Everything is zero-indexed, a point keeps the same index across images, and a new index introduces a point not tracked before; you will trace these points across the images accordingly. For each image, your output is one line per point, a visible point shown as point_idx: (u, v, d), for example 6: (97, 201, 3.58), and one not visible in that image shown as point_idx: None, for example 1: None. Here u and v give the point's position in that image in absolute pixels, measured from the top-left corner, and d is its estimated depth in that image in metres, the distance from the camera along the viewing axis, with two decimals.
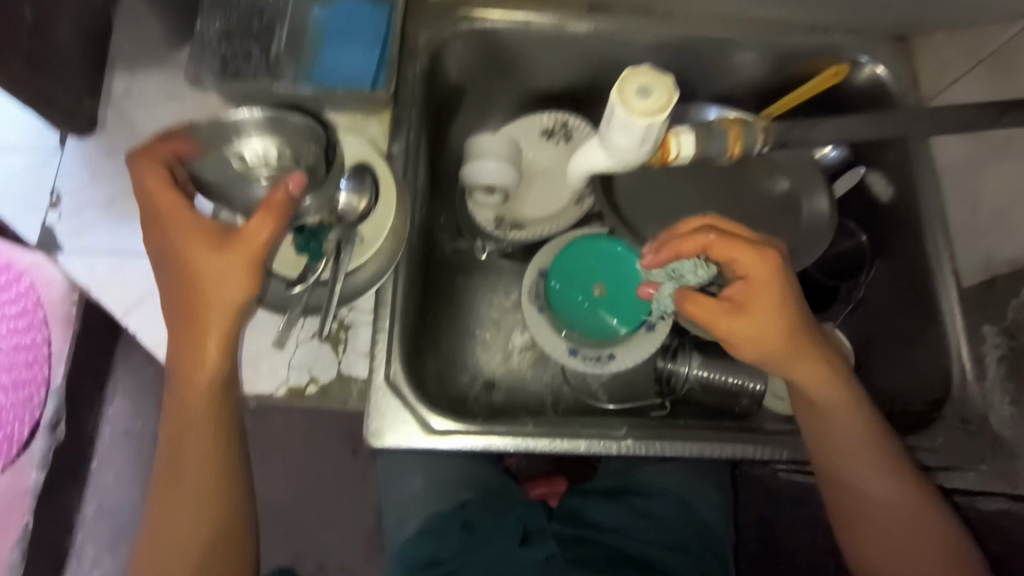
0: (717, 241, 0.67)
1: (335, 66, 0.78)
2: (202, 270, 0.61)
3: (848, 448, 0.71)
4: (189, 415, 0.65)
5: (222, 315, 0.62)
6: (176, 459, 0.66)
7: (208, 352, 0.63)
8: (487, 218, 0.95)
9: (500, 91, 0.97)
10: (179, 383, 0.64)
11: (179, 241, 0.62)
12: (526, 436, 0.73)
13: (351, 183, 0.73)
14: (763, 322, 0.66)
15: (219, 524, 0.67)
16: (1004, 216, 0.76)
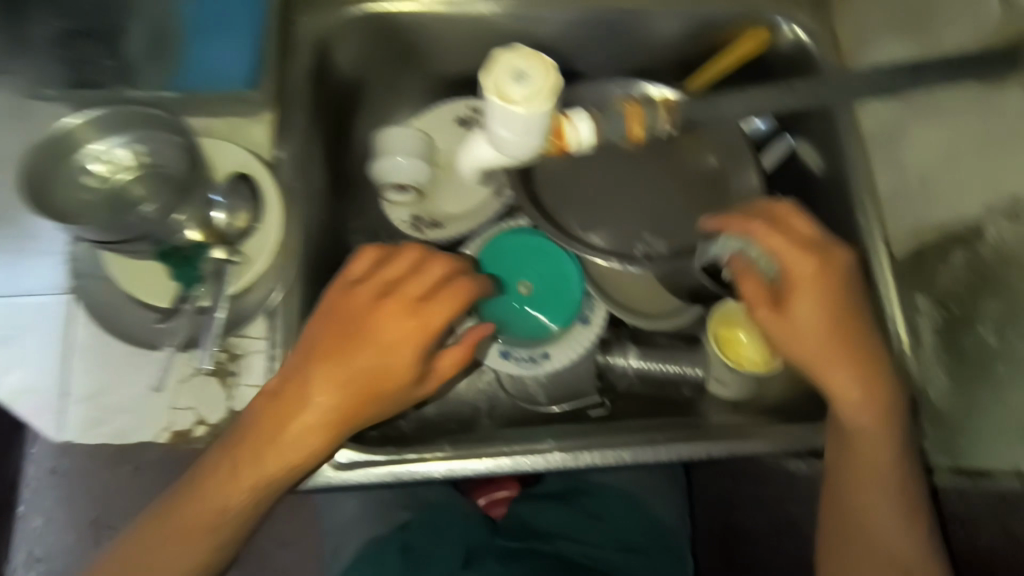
0: (761, 232, 0.67)
1: (206, 66, 0.70)
2: (387, 379, 0.61)
3: (860, 466, 0.66)
4: (228, 487, 0.60)
5: (338, 423, 0.61)
6: (195, 506, 0.61)
7: (316, 442, 0.61)
8: (402, 218, 0.88)
9: (404, 79, 0.88)
10: (257, 439, 0.60)
11: (382, 334, 0.62)
12: (443, 459, 0.73)
13: (226, 196, 0.65)
14: (803, 323, 0.65)
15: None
16: (928, 181, 0.69)
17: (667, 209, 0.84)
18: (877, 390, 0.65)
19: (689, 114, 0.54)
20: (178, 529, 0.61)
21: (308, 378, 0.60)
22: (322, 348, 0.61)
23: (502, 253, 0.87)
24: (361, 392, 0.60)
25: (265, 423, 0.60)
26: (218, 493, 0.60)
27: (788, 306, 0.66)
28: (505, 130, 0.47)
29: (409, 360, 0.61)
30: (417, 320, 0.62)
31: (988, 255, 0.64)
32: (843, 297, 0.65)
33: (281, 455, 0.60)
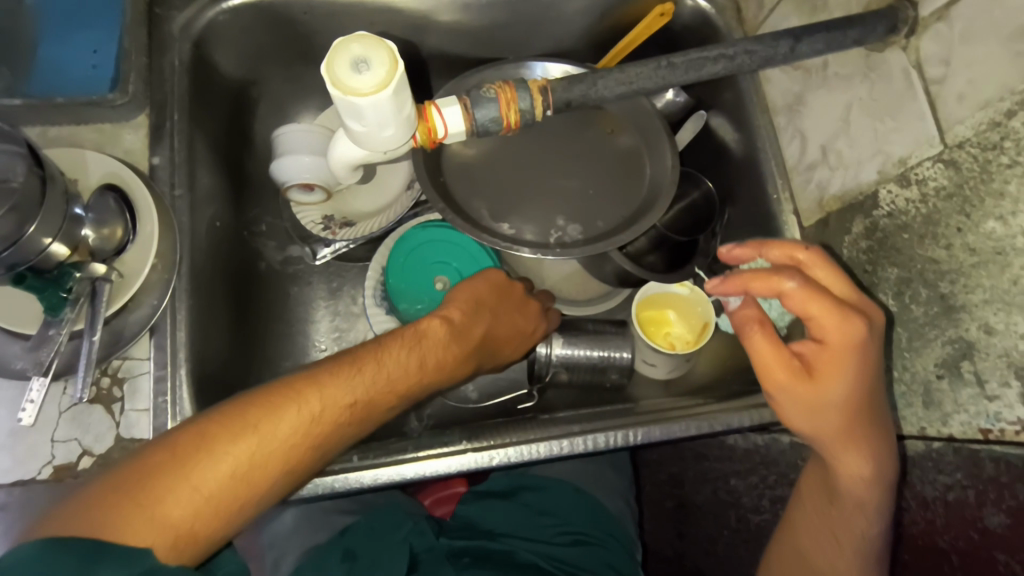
0: (796, 291, 0.53)
1: (60, 67, 0.67)
2: (505, 343, 0.78)
3: (829, 523, 0.64)
4: (328, 411, 0.59)
5: (447, 369, 0.69)
6: (284, 409, 0.57)
7: (440, 375, 0.69)
8: (313, 219, 0.84)
9: (303, 74, 0.84)
10: (387, 367, 0.64)
11: (531, 322, 0.79)
12: (346, 469, 0.69)
13: (91, 209, 0.60)
14: (834, 397, 0.54)
15: (254, 494, 0.54)
16: (828, 150, 0.68)
17: (583, 192, 0.81)
18: (885, 472, 0.59)
19: (564, 96, 0.52)
20: (264, 431, 0.55)
21: (462, 330, 0.71)
22: (504, 305, 0.76)
23: (416, 250, 0.84)
24: (478, 348, 0.73)
25: (392, 355, 0.65)
26: (330, 404, 0.59)
27: (816, 372, 0.54)
28: (356, 122, 0.44)
29: (513, 342, 0.78)
30: (526, 311, 0.79)
31: (883, 221, 0.61)
32: (875, 374, 0.55)
33: (410, 380, 0.66)
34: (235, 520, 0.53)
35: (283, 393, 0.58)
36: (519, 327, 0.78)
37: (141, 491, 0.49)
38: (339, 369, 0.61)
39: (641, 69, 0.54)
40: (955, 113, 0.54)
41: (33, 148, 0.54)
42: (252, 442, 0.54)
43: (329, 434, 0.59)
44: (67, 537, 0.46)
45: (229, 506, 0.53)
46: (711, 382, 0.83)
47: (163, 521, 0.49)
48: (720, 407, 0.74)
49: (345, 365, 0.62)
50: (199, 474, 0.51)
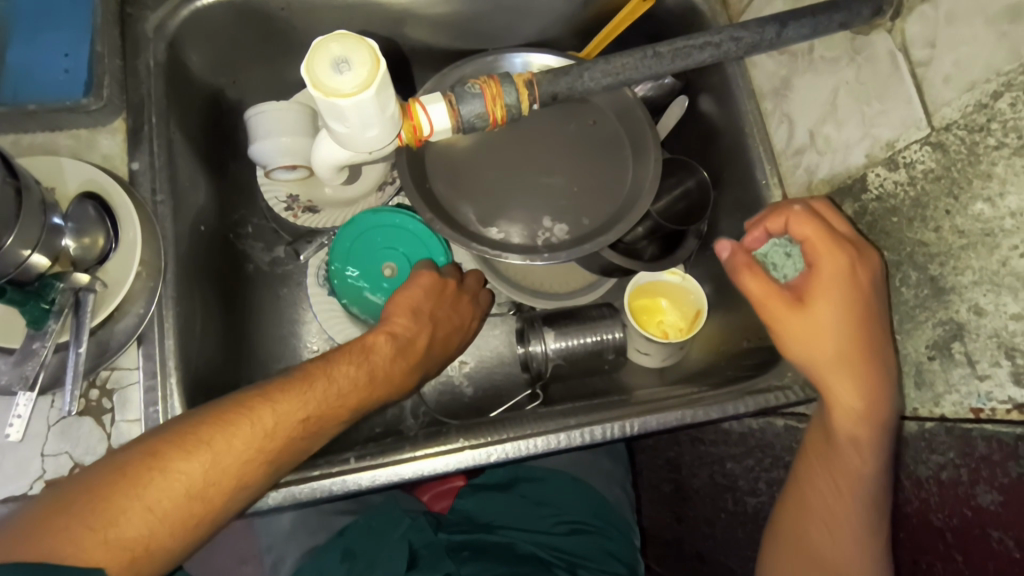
0: (797, 212, 0.60)
1: (28, 72, 0.65)
2: (450, 343, 0.79)
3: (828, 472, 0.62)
4: (278, 431, 0.58)
5: (398, 378, 0.70)
6: (235, 423, 0.56)
7: (392, 384, 0.69)
8: (278, 196, 0.83)
9: (282, 71, 0.82)
10: (336, 380, 0.64)
11: (469, 319, 0.81)
12: (344, 472, 0.68)
13: (71, 218, 0.59)
14: (823, 321, 0.58)
15: (210, 507, 0.54)
16: (816, 134, 0.68)
17: (568, 188, 0.81)
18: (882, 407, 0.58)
19: (549, 89, 0.52)
20: (215, 443, 0.55)
21: (407, 337, 0.71)
22: (443, 307, 0.77)
23: (361, 236, 0.82)
24: (424, 353, 0.74)
25: (343, 368, 0.65)
26: (281, 417, 0.58)
27: (806, 298, 0.58)
28: (339, 125, 0.43)
29: (455, 339, 0.79)
30: (462, 304, 0.80)
31: (872, 205, 0.61)
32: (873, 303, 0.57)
33: (363, 391, 0.65)
34: (192, 533, 0.53)
35: (229, 405, 0.58)
36: (457, 325, 0.79)
37: (86, 512, 0.49)
38: (289, 385, 0.61)
39: (628, 59, 0.53)
40: (942, 95, 0.54)
41: (6, 158, 0.52)
42: (205, 454, 0.54)
43: (283, 447, 0.58)
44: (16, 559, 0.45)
45: (185, 521, 0.52)
46: (706, 368, 0.83)
47: (115, 539, 0.49)
48: (716, 393, 0.74)
49: (292, 379, 0.62)
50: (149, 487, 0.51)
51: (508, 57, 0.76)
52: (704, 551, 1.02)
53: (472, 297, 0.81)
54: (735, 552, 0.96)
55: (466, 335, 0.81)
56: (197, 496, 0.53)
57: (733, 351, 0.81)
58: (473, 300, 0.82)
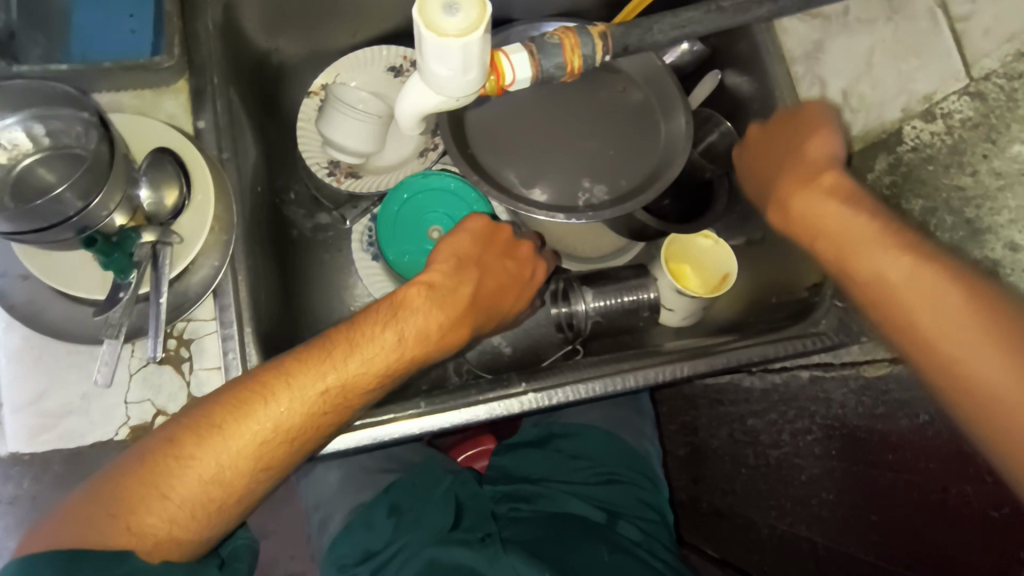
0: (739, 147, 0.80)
1: (98, 35, 0.65)
2: (498, 303, 0.73)
3: (898, 296, 0.50)
4: (294, 403, 0.56)
5: (433, 343, 0.65)
6: (249, 404, 0.55)
7: (423, 345, 0.64)
8: (319, 162, 0.82)
9: (323, 38, 0.84)
10: (360, 352, 0.60)
11: (519, 273, 0.75)
12: (420, 416, 0.70)
13: (147, 174, 0.61)
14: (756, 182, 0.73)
15: (233, 493, 0.54)
16: (849, 94, 0.72)
17: (603, 151, 0.84)
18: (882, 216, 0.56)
19: (622, 41, 0.55)
20: (231, 429, 0.54)
21: (445, 295, 0.66)
22: (485, 261, 0.72)
23: (409, 199, 0.83)
24: (468, 310, 0.68)
25: (369, 338, 0.61)
26: (298, 396, 0.56)
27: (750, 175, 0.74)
28: (444, 66, 0.45)
29: (512, 292, 0.75)
30: (515, 254, 0.75)
31: (907, 156, 0.67)
32: (800, 140, 0.68)
33: (391, 360, 0.61)
34: (222, 515, 0.54)
35: (253, 380, 0.57)
36: (507, 279, 0.74)
37: (106, 503, 0.50)
38: (306, 362, 0.58)
39: (690, 14, 0.56)
40: (981, 48, 0.63)
41: (103, 116, 0.53)
42: (221, 441, 0.54)
43: (303, 427, 0.56)
44: (61, 548, 0.47)
45: (212, 511, 0.53)
46: (738, 322, 0.86)
47: (139, 528, 0.50)
48: (761, 340, 0.76)
49: (311, 352, 0.59)
50: (183, 473, 0.52)
51: (542, 28, 0.74)
52: (723, 507, 1.00)
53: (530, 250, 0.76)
54: (757, 505, 0.93)
55: (522, 288, 0.76)
56: (214, 478, 0.53)
57: (760, 306, 0.85)
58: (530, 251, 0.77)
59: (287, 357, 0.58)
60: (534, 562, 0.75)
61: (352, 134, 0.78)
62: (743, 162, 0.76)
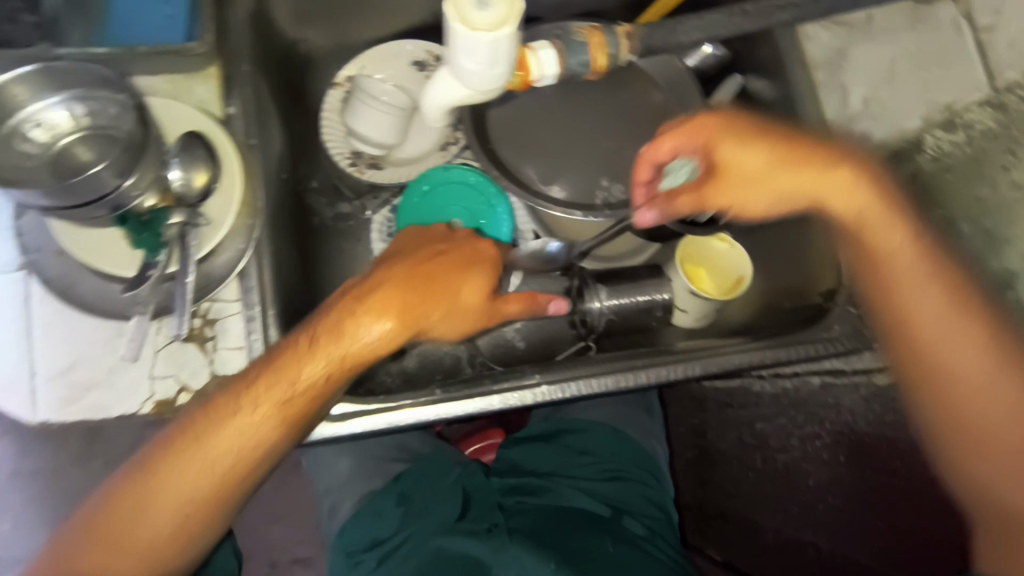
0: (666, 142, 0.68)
1: (134, 17, 0.66)
2: (444, 284, 0.64)
3: (930, 332, 0.63)
4: (221, 435, 0.59)
5: (353, 342, 0.60)
6: (182, 446, 0.59)
7: (346, 343, 0.60)
8: (341, 151, 0.83)
9: (351, 32, 0.85)
10: (275, 376, 0.59)
11: (457, 254, 0.66)
12: (435, 404, 0.71)
13: (179, 156, 0.62)
14: (745, 169, 0.64)
15: (187, 524, 0.59)
16: (870, 102, 0.73)
17: (622, 151, 0.84)
18: (914, 223, 0.64)
19: (645, 42, 0.56)
20: (170, 473, 0.58)
21: (360, 306, 0.61)
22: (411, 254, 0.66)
23: (429, 191, 0.84)
24: (396, 298, 0.61)
25: (286, 360, 0.59)
26: (223, 428, 0.59)
27: (718, 163, 0.65)
28: (472, 59, 0.47)
29: (474, 284, 0.66)
30: (455, 239, 0.69)
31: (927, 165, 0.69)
32: (760, 125, 0.65)
33: (304, 364, 0.59)
34: (181, 552, 0.60)
35: (185, 420, 0.60)
36: (461, 270, 0.65)
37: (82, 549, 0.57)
38: (225, 396, 0.60)
39: (713, 18, 0.58)
40: (1006, 62, 0.67)
41: (140, 101, 0.55)
42: (164, 486, 0.58)
43: (233, 461, 0.59)
44: None
45: (175, 550, 0.59)
46: (753, 325, 0.85)
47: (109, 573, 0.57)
48: (775, 342, 0.77)
49: (229, 386, 0.60)
50: (139, 513, 0.58)
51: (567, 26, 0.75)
52: (728, 509, 0.99)
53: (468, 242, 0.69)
54: (763, 509, 0.93)
55: (469, 268, 0.66)
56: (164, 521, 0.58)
57: (775, 312, 0.86)
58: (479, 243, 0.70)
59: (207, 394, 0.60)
60: (541, 552, 0.76)
61: (374, 125, 0.81)
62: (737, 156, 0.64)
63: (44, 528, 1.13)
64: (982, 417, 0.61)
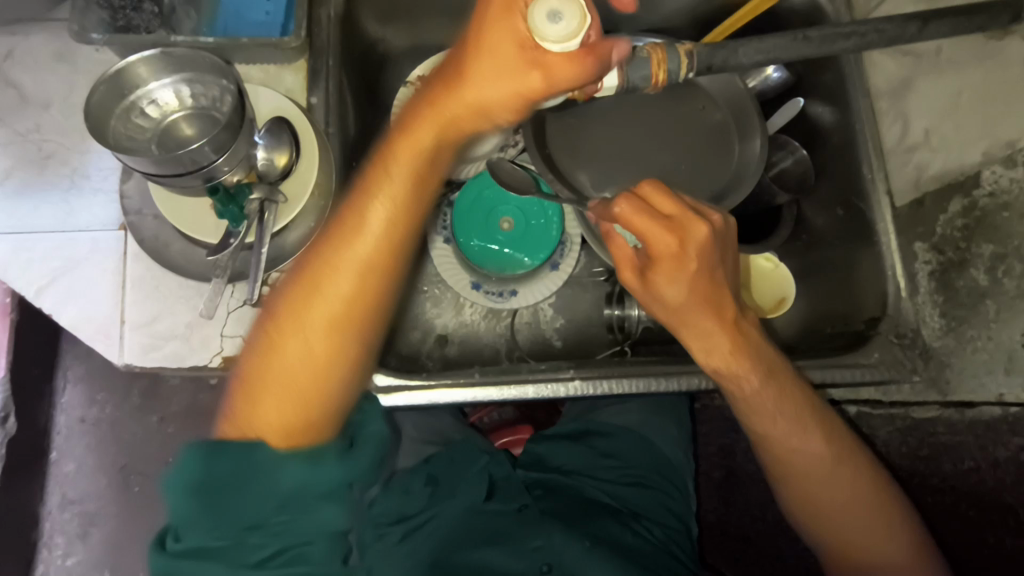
0: (624, 214, 0.61)
1: (239, 12, 0.74)
2: (483, 77, 0.55)
3: (778, 449, 0.69)
4: (348, 283, 0.58)
5: (414, 135, 0.59)
6: (308, 305, 0.58)
7: (397, 175, 0.59)
8: None
9: (426, 34, 0.91)
10: (358, 212, 0.59)
11: (483, 18, 0.53)
12: (473, 386, 0.75)
13: (267, 137, 0.69)
14: (664, 297, 0.63)
15: (318, 385, 0.58)
16: (931, 133, 0.74)
17: (675, 165, 0.87)
18: (769, 360, 0.66)
19: (706, 61, 0.59)
20: (280, 355, 0.58)
21: (412, 129, 0.59)
22: (462, 44, 0.56)
23: (489, 188, 0.90)
24: (447, 123, 0.58)
25: (376, 175, 0.60)
26: (335, 290, 0.58)
27: (652, 279, 0.62)
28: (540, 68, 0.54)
29: (499, 52, 0.53)
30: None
31: (982, 201, 0.69)
32: (705, 267, 0.62)
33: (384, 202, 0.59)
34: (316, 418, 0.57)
35: (286, 301, 0.59)
36: (478, 57, 0.54)
37: (243, 397, 0.57)
38: (325, 246, 0.59)
39: (778, 41, 0.59)
40: None
41: (241, 88, 0.62)
42: (290, 355, 0.57)
43: (349, 308, 0.58)
44: (213, 448, 0.53)
45: (305, 418, 0.57)
46: (791, 346, 0.84)
47: (255, 424, 0.56)
48: (816, 363, 0.74)
49: (326, 243, 0.59)
50: (265, 398, 0.57)
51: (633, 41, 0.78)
52: (751, 534, 1.01)
53: (475, 16, 0.54)
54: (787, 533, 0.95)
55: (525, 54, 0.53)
56: (302, 394, 0.57)
57: (814, 335, 0.84)
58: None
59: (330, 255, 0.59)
60: (572, 533, 0.82)
61: None
62: (673, 292, 0.62)
63: (106, 472, 1.23)
64: (840, 516, 0.69)
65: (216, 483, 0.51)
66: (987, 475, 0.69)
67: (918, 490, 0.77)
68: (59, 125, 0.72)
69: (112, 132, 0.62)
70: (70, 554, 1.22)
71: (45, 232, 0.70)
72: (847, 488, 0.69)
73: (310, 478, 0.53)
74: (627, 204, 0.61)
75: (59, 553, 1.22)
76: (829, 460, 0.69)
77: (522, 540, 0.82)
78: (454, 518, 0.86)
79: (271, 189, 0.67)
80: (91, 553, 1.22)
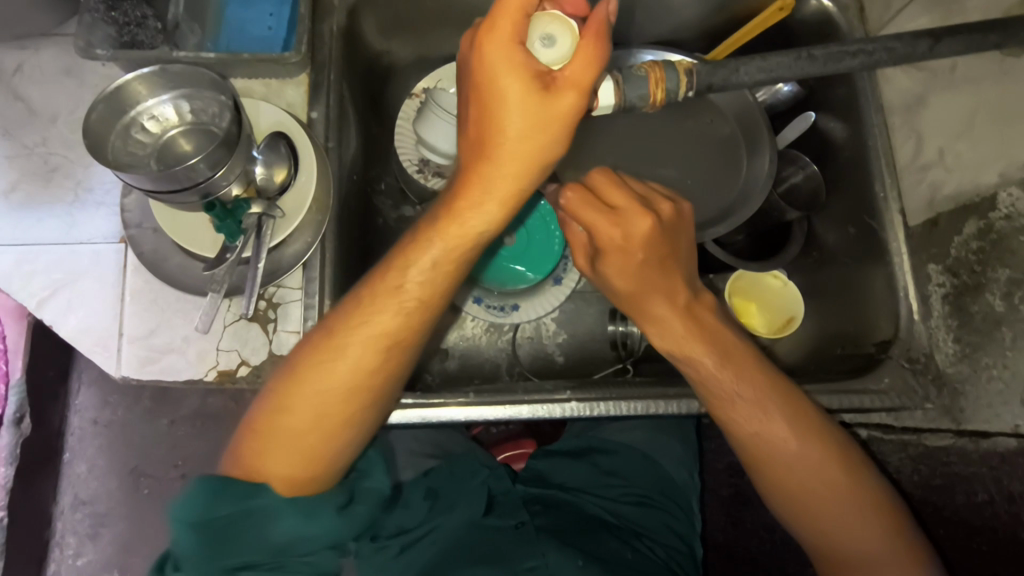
0: (572, 201, 0.63)
1: (244, 29, 0.75)
2: (512, 128, 0.53)
3: (780, 471, 0.65)
4: (374, 338, 0.60)
5: (460, 210, 0.57)
6: (332, 358, 0.60)
7: (449, 238, 0.58)
8: (410, 158, 0.85)
9: (432, 47, 0.91)
10: (396, 274, 0.59)
11: (497, 65, 0.51)
12: (468, 406, 0.74)
13: (265, 152, 0.69)
14: (610, 281, 0.65)
15: (337, 436, 0.61)
16: (946, 152, 0.71)
17: (681, 181, 0.85)
18: (751, 361, 0.66)
19: (706, 80, 0.57)
20: (301, 403, 0.60)
21: (451, 195, 0.57)
22: (486, 92, 0.52)
23: None
24: (504, 184, 0.55)
25: (405, 257, 0.59)
26: (365, 347, 0.60)
27: (602, 264, 0.65)
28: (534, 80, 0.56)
29: (522, 100, 0.52)
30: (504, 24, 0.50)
31: (998, 223, 0.66)
32: (652, 252, 0.63)
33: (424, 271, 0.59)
34: (336, 455, 0.62)
35: (308, 352, 0.61)
36: (503, 108, 0.52)
37: (244, 444, 0.62)
38: (353, 312, 0.60)
39: (780, 61, 0.57)
40: None
41: (238, 104, 0.62)
42: (305, 407, 0.60)
43: (377, 359, 0.61)
44: (224, 485, 0.57)
45: (325, 453, 0.61)
46: (799, 368, 0.82)
47: (266, 470, 0.61)
48: (821, 387, 0.72)
49: (351, 305, 0.60)
50: (275, 443, 0.60)
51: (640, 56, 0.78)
52: (759, 555, 0.97)
53: (478, 63, 0.52)
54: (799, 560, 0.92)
55: (544, 95, 0.52)
56: (320, 438, 0.61)
57: (824, 356, 0.82)
58: (481, 39, 0.51)
59: (357, 312, 0.60)
60: (566, 551, 0.79)
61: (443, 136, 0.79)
62: (616, 276, 0.64)
63: (117, 474, 1.24)
64: (854, 546, 0.64)
65: (218, 521, 0.56)
66: (1000, 508, 0.66)
67: (929, 521, 0.74)
68: (66, 138, 0.73)
69: (113, 148, 0.63)
70: (81, 555, 1.24)
71: (48, 243, 0.71)
72: (855, 514, 0.64)
73: (307, 528, 0.59)
74: (575, 194, 0.63)
75: (70, 553, 1.24)
76: (834, 480, 0.64)
77: (515, 559, 0.78)
78: (453, 533, 0.82)
79: (269, 203, 0.67)
80: (100, 554, 1.23)
